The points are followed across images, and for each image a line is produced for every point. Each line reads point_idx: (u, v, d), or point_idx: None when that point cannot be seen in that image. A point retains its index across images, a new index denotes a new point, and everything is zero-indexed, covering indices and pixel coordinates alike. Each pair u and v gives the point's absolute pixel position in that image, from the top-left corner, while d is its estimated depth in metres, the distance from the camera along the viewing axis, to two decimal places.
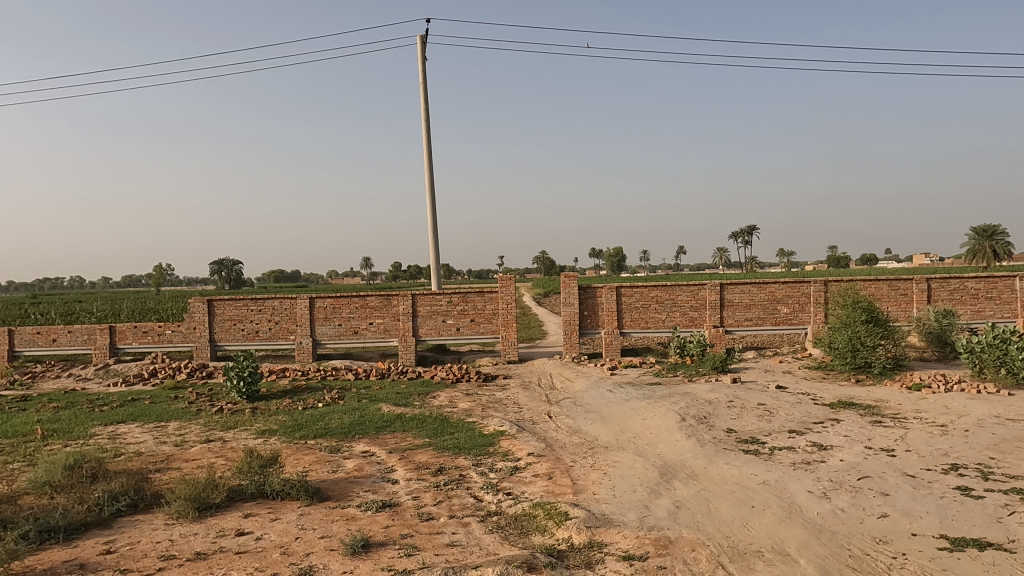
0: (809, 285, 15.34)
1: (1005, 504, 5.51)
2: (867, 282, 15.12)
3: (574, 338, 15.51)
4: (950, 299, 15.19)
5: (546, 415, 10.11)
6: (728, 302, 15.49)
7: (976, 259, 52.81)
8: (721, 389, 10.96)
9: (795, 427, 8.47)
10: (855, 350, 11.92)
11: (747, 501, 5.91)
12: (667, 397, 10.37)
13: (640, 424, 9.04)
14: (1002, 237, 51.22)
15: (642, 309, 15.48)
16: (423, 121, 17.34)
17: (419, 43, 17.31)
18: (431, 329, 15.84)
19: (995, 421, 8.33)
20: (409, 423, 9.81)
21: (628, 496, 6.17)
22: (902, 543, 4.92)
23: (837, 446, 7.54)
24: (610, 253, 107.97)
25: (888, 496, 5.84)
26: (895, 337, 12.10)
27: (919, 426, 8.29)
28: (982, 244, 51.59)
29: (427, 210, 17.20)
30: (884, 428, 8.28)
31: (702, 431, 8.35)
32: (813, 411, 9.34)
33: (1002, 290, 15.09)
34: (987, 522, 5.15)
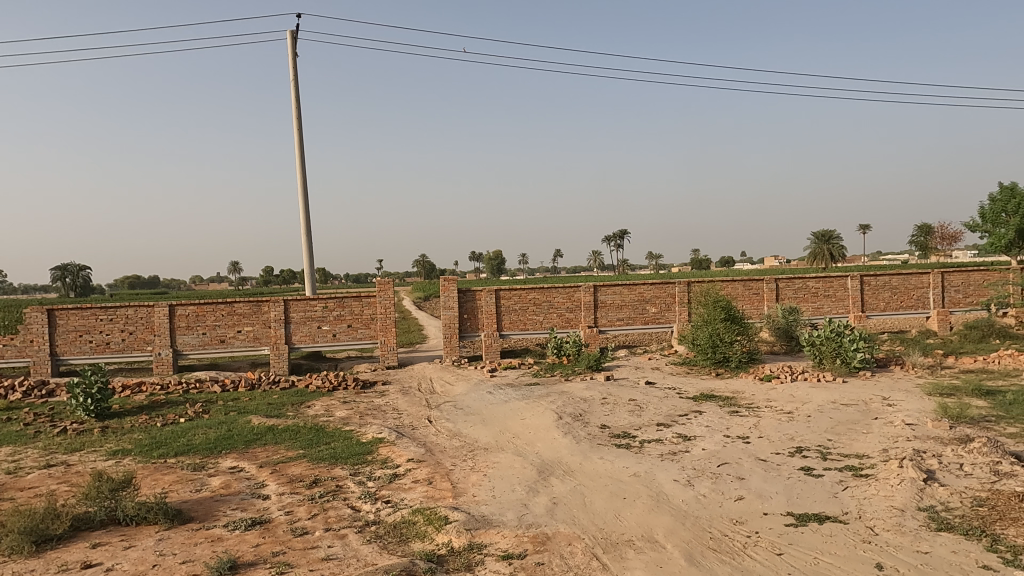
0: (674, 286, 16.36)
1: (840, 480, 6.16)
2: (725, 282, 16.34)
3: (453, 341, 15.46)
4: (795, 297, 16.71)
5: (426, 420, 10.03)
6: (601, 303, 16.17)
7: (817, 261, 58.63)
8: (595, 387, 11.39)
9: (662, 420, 8.98)
10: (715, 346, 12.83)
11: (620, 493, 6.18)
12: (544, 397, 10.62)
13: (518, 424, 9.20)
14: (837, 241, 57.31)
15: (521, 311, 15.78)
16: (295, 119, 16.64)
17: (289, 38, 16.61)
18: (306, 335, 15.24)
19: (831, 406, 9.28)
20: (281, 435, 9.37)
21: (507, 496, 6.26)
22: (755, 522, 5.35)
23: (699, 435, 8.07)
24: (490, 257, 109.20)
25: (743, 479, 6.33)
26: (749, 333, 13.16)
27: (769, 414, 9.07)
28: (821, 247, 57.42)
29: (300, 212, 16.51)
30: (740, 417, 8.97)
31: (578, 428, 8.64)
32: (678, 405, 9.95)
33: (836, 288, 16.86)
34: (826, 498, 5.73)
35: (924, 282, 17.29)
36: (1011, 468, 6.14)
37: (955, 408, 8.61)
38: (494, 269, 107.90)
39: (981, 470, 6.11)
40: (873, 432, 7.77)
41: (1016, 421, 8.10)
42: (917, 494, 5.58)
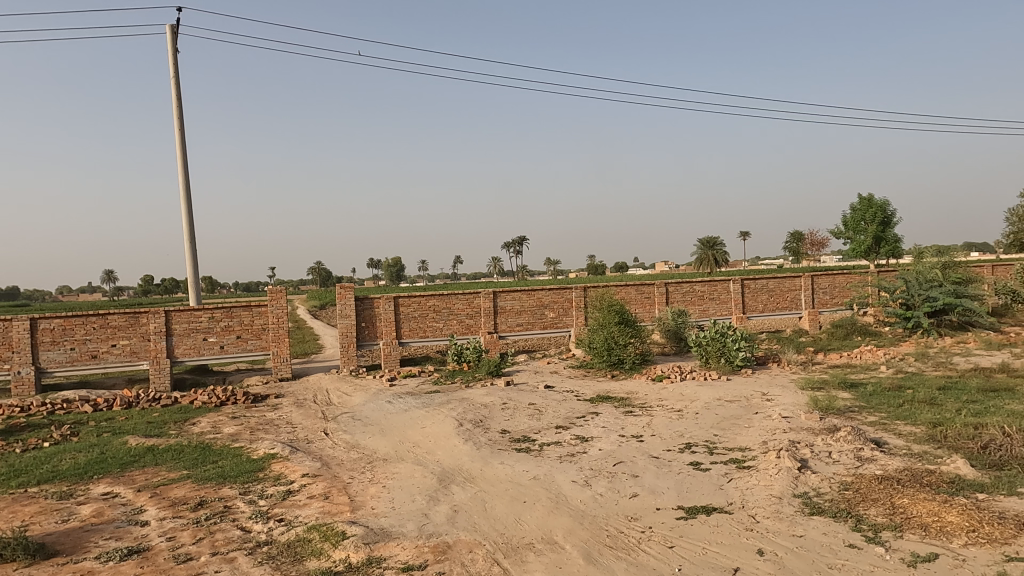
0: (570, 291, 16.78)
1: (725, 472, 6.53)
2: (618, 287, 16.94)
3: (351, 350, 14.95)
4: (683, 300, 17.59)
5: (322, 432, 9.70)
6: (500, 308, 16.31)
7: (703, 266, 62.02)
8: (495, 393, 11.46)
9: (561, 423, 9.16)
10: (610, 348, 13.25)
11: (520, 496, 6.24)
12: (444, 404, 10.55)
13: (418, 433, 9.09)
14: (721, 247, 60.96)
15: (420, 318, 15.61)
16: (176, 119, 15.67)
17: (169, 33, 15.64)
18: (190, 348, 14.34)
19: (717, 403, 9.83)
20: (162, 455, 8.75)
21: (407, 506, 6.16)
22: (649, 518, 5.56)
23: (596, 436, 8.31)
24: (389, 264, 107.52)
25: (638, 477, 6.57)
26: (641, 335, 13.71)
27: (661, 412, 9.48)
28: (707, 253, 60.83)
29: (183, 217, 15.54)
30: (634, 416, 9.32)
31: (478, 434, 8.65)
32: (576, 407, 10.19)
33: (720, 291, 17.90)
34: (713, 490, 6.05)
35: (796, 285, 18.71)
36: (871, 454, 6.74)
37: (824, 400, 9.36)
38: (393, 276, 106.31)
39: (847, 457, 6.67)
40: (754, 426, 8.30)
41: (875, 410, 8.92)
42: (792, 482, 6.00)
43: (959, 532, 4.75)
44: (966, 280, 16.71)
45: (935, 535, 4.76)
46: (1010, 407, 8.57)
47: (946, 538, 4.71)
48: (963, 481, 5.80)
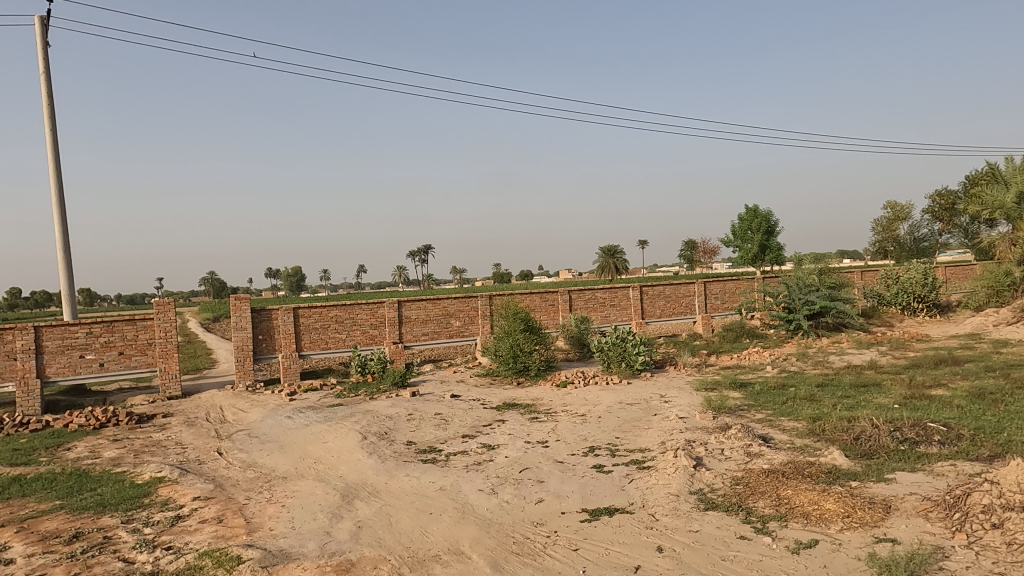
0: (476, 299, 16.85)
1: (626, 473, 6.74)
2: (523, 294, 17.16)
3: (247, 365, 14.22)
4: (586, 307, 18.05)
5: (215, 452, 9.18)
6: (405, 318, 16.10)
7: (604, 273, 63.96)
8: (401, 404, 11.27)
9: (467, 432, 9.14)
10: (516, 356, 13.36)
11: (426, 508, 6.17)
12: (348, 418, 10.27)
13: (320, 448, 8.79)
14: (621, 255, 63.17)
15: (322, 330, 15.14)
16: (47, 118, 14.42)
17: (38, 25, 14.40)
18: (64, 367, 13.20)
19: (618, 406, 10.14)
20: (31, 485, 7.98)
21: (308, 525, 5.93)
22: (554, 522, 5.64)
23: (502, 444, 8.35)
24: (288, 274, 103.71)
25: (543, 482, 6.66)
26: (546, 342, 13.94)
27: (565, 417, 9.67)
28: (608, 261, 62.81)
29: (55, 224, 14.31)
30: (539, 422, 9.45)
31: (383, 447, 8.48)
32: (482, 415, 10.21)
33: (621, 298, 18.53)
34: (615, 492, 6.22)
35: (691, 291, 19.67)
36: (759, 449, 7.17)
37: (717, 400, 9.87)
38: (293, 287, 102.60)
39: (737, 453, 7.06)
40: (653, 427, 8.62)
41: (763, 408, 9.50)
42: (688, 480, 6.28)
43: (836, 518, 5.13)
44: (840, 285, 18.15)
45: (815, 522, 5.12)
46: (878, 400, 9.38)
47: (825, 524, 5.07)
48: (838, 471, 6.29)
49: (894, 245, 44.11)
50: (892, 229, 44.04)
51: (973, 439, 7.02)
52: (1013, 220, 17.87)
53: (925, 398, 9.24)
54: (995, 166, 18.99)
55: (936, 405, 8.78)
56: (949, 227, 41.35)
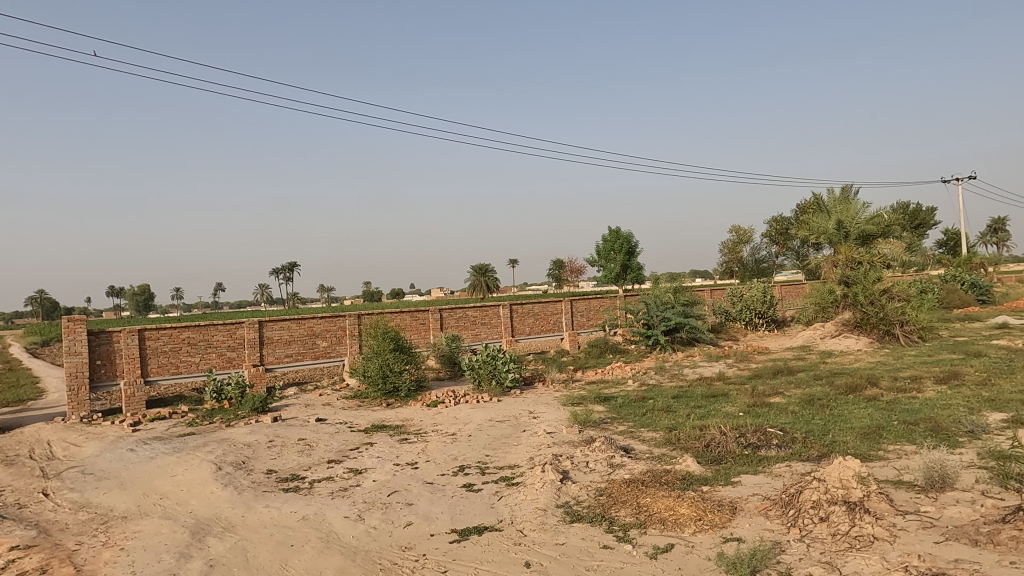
0: (343, 319, 16.38)
1: (496, 491, 6.78)
2: (393, 313, 16.88)
3: (82, 394, 12.79)
4: (457, 325, 18.07)
5: (40, 494, 8.14)
6: (266, 339, 15.29)
7: (475, 292, 64.52)
8: (260, 430, 10.63)
9: (333, 457, 8.79)
10: (385, 376, 13.07)
11: (287, 540, 5.84)
12: (200, 448, 9.53)
13: (167, 482, 8.07)
14: (492, 274, 64.20)
15: (172, 353, 13.98)
16: None
17: None
18: None
19: (488, 424, 10.21)
20: None
21: (152, 568, 5.41)
22: (423, 545, 5.55)
23: (370, 467, 8.11)
24: (134, 293, 95.10)
25: (412, 504, 6.53)
26: (416, 362, 13.77)
27: (436, 437, 9.58)
28: (479, 280, 63.47)
29: None
30: (408, 444, 9.28)
31: (240, 477, 7.94)
32: (349, 438, 9.87)
33: (491, 316, 18.75)
34: (484, 510, 6.24)
35: (558, 309, 20.31)
36: (621, 460, 7.51)
37: (582, 414, 10.21)
38: (139, 307, 94.14)
39: (601, 465, 7.34)
40: (522, 443, 8.76)
41: (624, 420, 9.96)
42: (555, 494, 6.42)
43: (689, 521, 5.47)
44: (693, 302, 19.53)
45: (671, 527, 5.42)
46: (726, 409, 10.14)
47: (680, 528, 5.38)
48: (692, 477, 6.72)
49: (738, 266, 48.19)
50: (736, 251, 48.08)
51: (805, 441, 7.79)
52: (835, 244, 20.10)
53: (765, 406, 10.13)
54: (819, 196, 21.30)
55: (774, 412, 9.65)
56: (783, 250, 45.94)
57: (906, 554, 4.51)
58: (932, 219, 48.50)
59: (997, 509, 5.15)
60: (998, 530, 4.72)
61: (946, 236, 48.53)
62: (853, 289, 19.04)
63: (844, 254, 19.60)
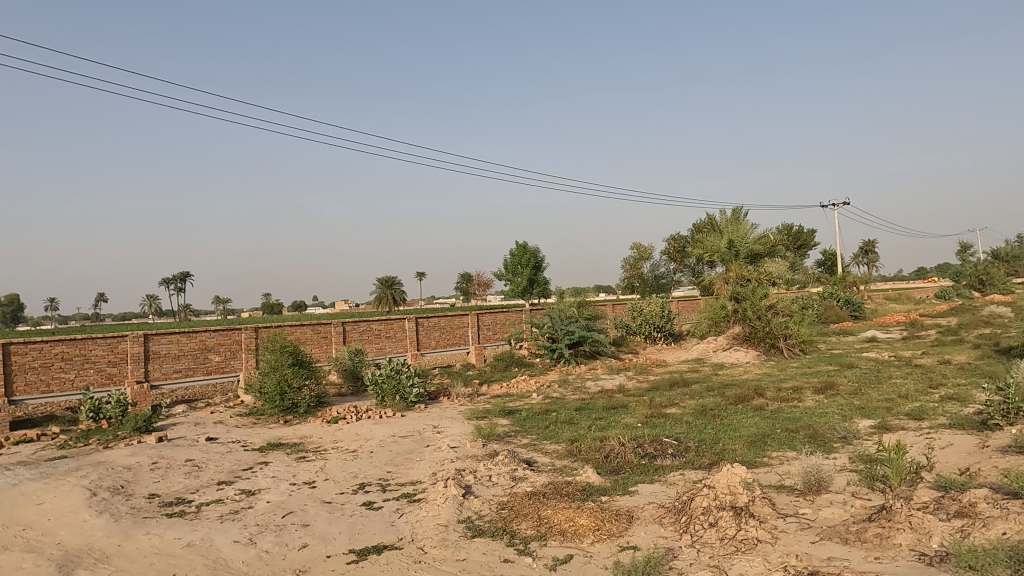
0: (239, 332, 15.69)
1: (397, 508, 6.65)
2: (293, 326, 16.28)
3: None
4: (360, 339, 17.67)
5: None
6: (152, 354, 14.34)
7: (381, 304, 63.39)
8: (143, 451, 9.92)
9: (223, 478, 8.33)
10: (283, 393, 12.57)
11: (169, 569, 5.47)
12: (73, 472, 8.76)
13: (32, 511, 7.36)
14: (398, 287, 63.47)
15: (43, 369, 12.83)
16: None
17: None
18: None
19: (391, 440, 10.01)
20: None
21: None
22: (318, 567, 5.35)
23: (264, 488, 7.75)
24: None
25: (308, 526, 6.29)
26: (317, 377, 13.34)
27: (336, 455, 9.28)
28: (385, 292, 62.45)
29: None
30: (306, 462, 8.94)
31: (118, 503, 7.37)
32: (242, 458, 9.39)
33: (396, 329, 18.47)
34: (384, 528, 6.10)
35: (464, 322, 20.32)
36: (524, 472, 7.57)
37: (486, 428, 10.21)
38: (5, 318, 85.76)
39: (504, 478, 7.36)
40: (424, 458, 8.65)
41: (528, 433, 10.06)
42: (457, 509, 6.37)
43: (588, 531, 5.57)
44: (596, 316, 20.08)
45: (570, 538, 5.51)
46: (625, 420, 10.46)
47: (579, 539, 5.48)
48: (591, 488, 6.87)
49: (638, 282, 50.02)
50: (637, 268, 49.99)
51: (697, 450, 8.16)
52: (726, 262, 21.23)
53: (662, 417, 10.53)
54: (712, 217, 22.51)
55: (669, 422, 10.05)
56: (681, 267, 48.18)
57: (785, 555, 4.81)
58: (812, 240, 52.35)
59: (864, 509, 5.59)
60: (865, 528, 5.11)
61: (824, 256, 52.59)
62: (742, 305, 20.21)
63: (735, 271, 20.75)
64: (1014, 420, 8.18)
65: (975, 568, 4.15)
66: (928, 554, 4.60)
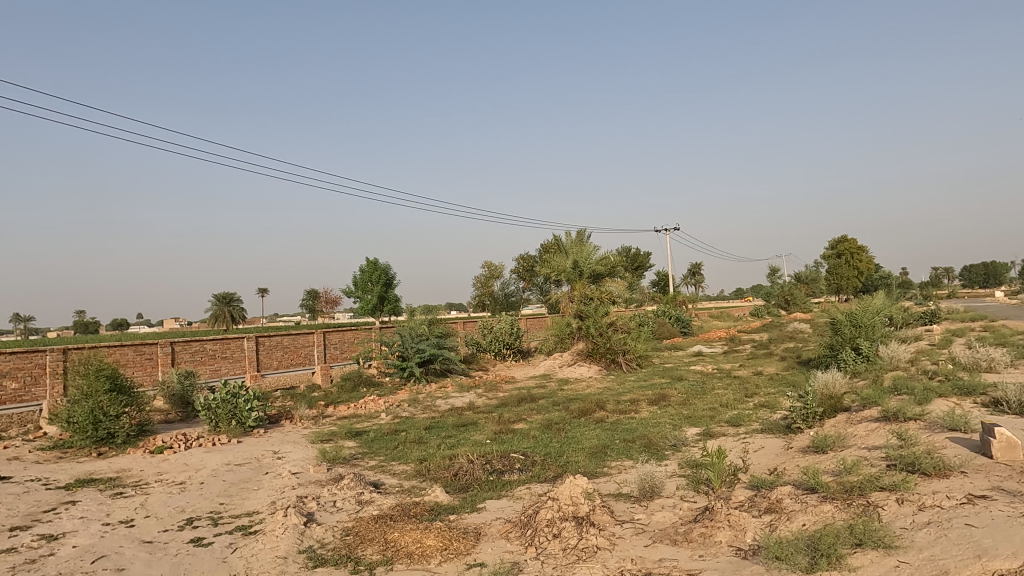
0: (43, 355, 13.89)
1: (230, 543, 6.17)
2: (111, 347, 14.66)
3: None
4: (192, 360, 16.32)
5: None
6: None
7: (217, 323, 59.03)
8: None
9: (18, 523, 7.25)
10: (97, 422, 11.25)
11: None
12: None
13: None
14: (237, 303, 59.60)
15: None
16: None
17: None
18: None
19: (225, 469, 9.29)
20: None
21: None
22: None
23: (70, 531, 6.84)
24: None
25: (124, 570, 5.64)
26: (139, 403, 12.10)
27: (159, 488, 8.44)
28: (222, 309, 58.31)
29: None
30: (124, 498, 8.04)
31: None
32: (43, 498, 8.25)
33: (234, 349, 17.26)
34: (214, 566, 5.62)
35: (309, 341, 19.47)
36: (370, 496, 7.36)
37: (331, 451, 9.80)
38: None
39: (349, 503, 7.10)
40: (262, 487, 8.12)
41: (375, 455, 9.80)
42: (298, 539, 6.03)
43: (435, 552, 5.52)
44: (446, 333, 20.14)
45: (417, 560, 5.42)
46: (474, 438, 10.53)
47: (426, 560, 5.41)
48: (440, 507, 6.82)
49: (489, 300, 50.83)
50: (488, 286, 50.89)
51: (543, 463, 8.40)
52: (571, 281, 22.22)
53: (510, 432, 10.74)
54: (558, 238, 23.51)
55: (517, 437, 10.28)
56: (529, 285, 49.78)
57: (622, 560, 5.08)
58: (647, 262, 56.39)
59: (690, 510, 6.07)
60: (691, 529, 5.54)
61: (657, 277, 56.87)
62: (586, 322, 21.27)
63: (579, 290, 21.79)
64: (811, 423, 9.32)
65: (781, 558, 4.65)
66: (744, 548, 5.07)
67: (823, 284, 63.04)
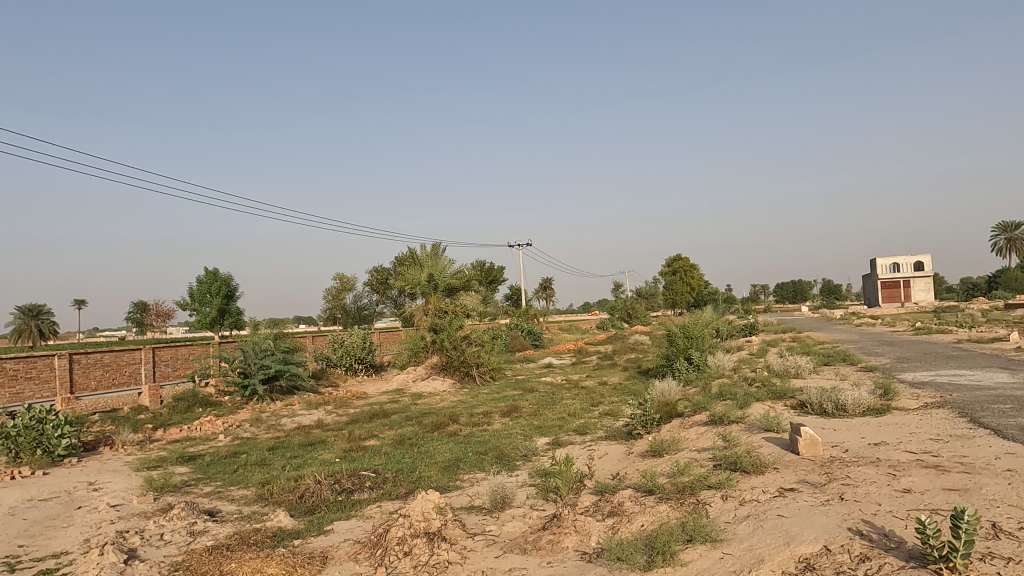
0: None
1: None
2: None
3: None
4: None
5: None
6: None
7: (20, 339, 51.93)
8: None
9: None
10: None
11: None
12: None
13: None
14: (47, 317, 52.88)
15: None
16: None
17: None
18: None
19: (26, 506, 8.13)
20: None
21: None
22: None
23: None
24: None
25: None
26: None
27: None
28: (27, 324, 51.40)
29: None
30: None
31: None
32: None
33: (41, 369, 15.24)
34: None
35: (135, 358, 17.68)
36: (204, 525, 6.79)
37: (159, 479, 8.92)
38: None
39: (179, 535, 6.49)
40: (74, 524, 7.20)
41: (211, 481, 9.07)
42: None
43: None
44: (293, 348, 19.20)
45: None
46: (322, 457, 10.10)
47: None
48: (283, 532, 6.44)
49: (340, 313, 49.26)
50: (340, 298, 49.34)
51: (395, 480, 8.23)
52: (426, 294, 22.08)
53: (360, 450, 10.42)
54: (413, 250, 23.29)
55: (368, 454, 10.00)
56: (383, 298, 49.00)
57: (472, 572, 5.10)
58: (501, 276, 57.66)
59: (539, 519, 6.23)
60: (540, 537, 5.69)
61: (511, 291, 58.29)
62: (440, 336, 21.27)
63: (434, 304, 21.74)
64: (650, 429, 9.97)
65: (622, 559, 4.90)
66: (588, 552, 5.29)
67: (661, 299, 67.99)
